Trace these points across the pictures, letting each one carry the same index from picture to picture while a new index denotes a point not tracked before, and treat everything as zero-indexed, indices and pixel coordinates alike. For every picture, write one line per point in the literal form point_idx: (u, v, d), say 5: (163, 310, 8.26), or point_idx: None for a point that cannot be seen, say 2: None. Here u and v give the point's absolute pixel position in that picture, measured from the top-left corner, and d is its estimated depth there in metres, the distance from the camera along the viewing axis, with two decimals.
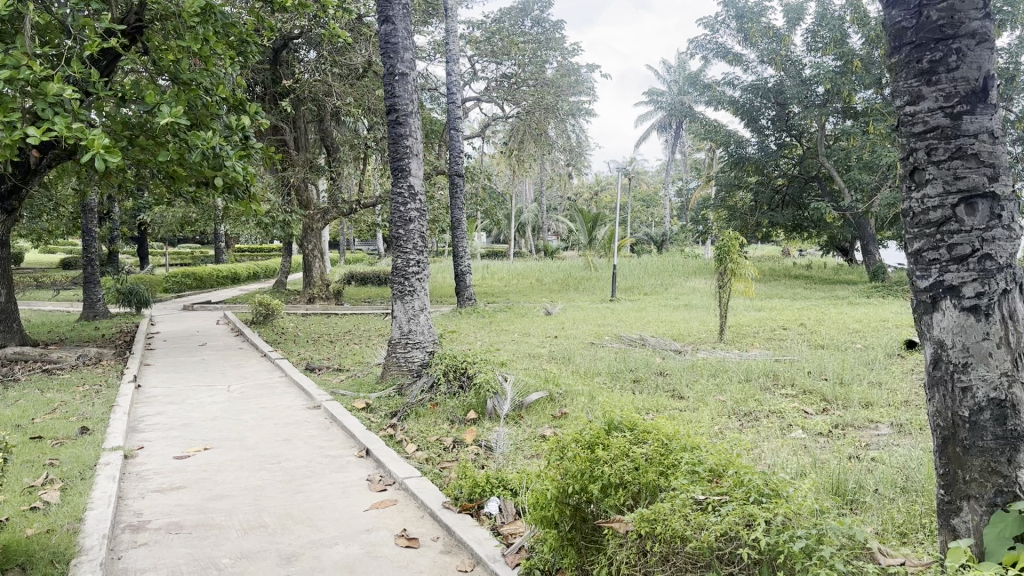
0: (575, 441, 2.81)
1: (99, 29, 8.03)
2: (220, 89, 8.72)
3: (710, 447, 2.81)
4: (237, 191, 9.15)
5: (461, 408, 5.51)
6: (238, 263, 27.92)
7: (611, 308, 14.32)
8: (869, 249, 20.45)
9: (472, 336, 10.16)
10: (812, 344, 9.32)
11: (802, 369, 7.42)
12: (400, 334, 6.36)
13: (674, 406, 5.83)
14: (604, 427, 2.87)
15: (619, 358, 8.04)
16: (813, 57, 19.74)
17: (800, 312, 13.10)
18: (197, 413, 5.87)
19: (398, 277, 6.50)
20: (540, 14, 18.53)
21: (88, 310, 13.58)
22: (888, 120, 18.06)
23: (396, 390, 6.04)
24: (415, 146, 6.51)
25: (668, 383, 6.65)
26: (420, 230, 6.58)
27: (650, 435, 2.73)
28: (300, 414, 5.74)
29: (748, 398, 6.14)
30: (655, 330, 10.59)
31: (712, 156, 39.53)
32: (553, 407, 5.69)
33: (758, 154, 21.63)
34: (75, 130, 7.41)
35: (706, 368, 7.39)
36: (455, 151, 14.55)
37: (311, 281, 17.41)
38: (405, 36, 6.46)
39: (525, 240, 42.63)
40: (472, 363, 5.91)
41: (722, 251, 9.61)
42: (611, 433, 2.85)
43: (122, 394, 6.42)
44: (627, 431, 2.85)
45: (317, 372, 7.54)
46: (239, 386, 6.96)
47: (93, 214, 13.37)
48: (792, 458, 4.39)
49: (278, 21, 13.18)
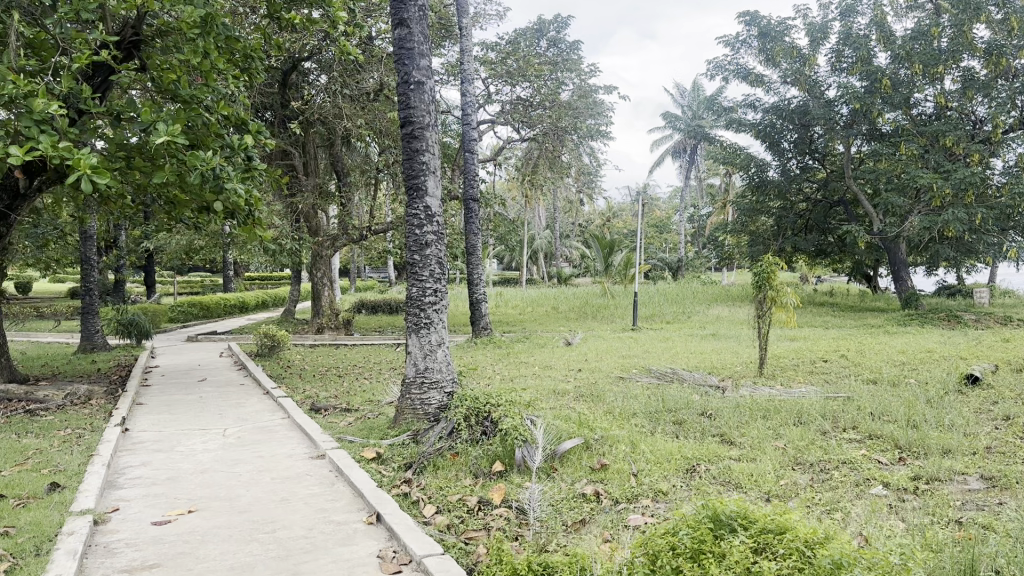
0: (675, 550, 2.54)
1: (91, 42, 7.47)
2: (220, 106, 8.07)
3: (862, 555, 2.48)
4: (239, 216, 8.51)
5: (485, 459, 4.80)
6: (247, 292, 27.39)
7: (635, 338, 13.61)
8: (900, 275, 19.45)
9: (491, 370, 9.46)
10: (862, 379, 8.58)
11: (860, 410, 6.68)
12: (415, 372, 5.67)
13: (729, 457, 5.13)
14: (712, 532, 2.61)
15: (653, 396, 7.32)
16: (838, 77, 19.17)
17: (837, 342, 12.32)
18: (186, 465, 5.18)
19: (413, 307, 5.82)
20: (556, 35, 18.03)
21: (87, 342, 12.98)
22: (920, 141, 17.34)
23: (411, 436, 5.33)
24: (432, 163, 5.85)
25: (715, 427, 5.93)
26: (437, 256, 5.90)
27: (782, 545, 2.45)
28: (300, 466, 5.03)
29: (811, 445, 5.44)
30: (686, 363, 9.88)
31: (728, 182, 38.90)
32: (590, 457, 4.98)
33: (780, 178, 21.00)
34: (62, 149, 6.81)
35: (755, 408, 6.66)
36: (470, 175, 13.94)
37: (320, 310, 16.76)
38: (421, 41, 5.85)
39: (538, 267, 42.02)
40: (497, 406, 5.20)
41: (761, 278, 8.89)
42: (720, 538, 2.59)
43: (105, 440, 5.74)
44: (749, 535, 2.56)
45: (323, 413, 6.83)
46: (237, 430, 6.26)
47: (92, 242, 12.77)
48: (887, 528, 3.69)
49: (287, 41, 12.66)
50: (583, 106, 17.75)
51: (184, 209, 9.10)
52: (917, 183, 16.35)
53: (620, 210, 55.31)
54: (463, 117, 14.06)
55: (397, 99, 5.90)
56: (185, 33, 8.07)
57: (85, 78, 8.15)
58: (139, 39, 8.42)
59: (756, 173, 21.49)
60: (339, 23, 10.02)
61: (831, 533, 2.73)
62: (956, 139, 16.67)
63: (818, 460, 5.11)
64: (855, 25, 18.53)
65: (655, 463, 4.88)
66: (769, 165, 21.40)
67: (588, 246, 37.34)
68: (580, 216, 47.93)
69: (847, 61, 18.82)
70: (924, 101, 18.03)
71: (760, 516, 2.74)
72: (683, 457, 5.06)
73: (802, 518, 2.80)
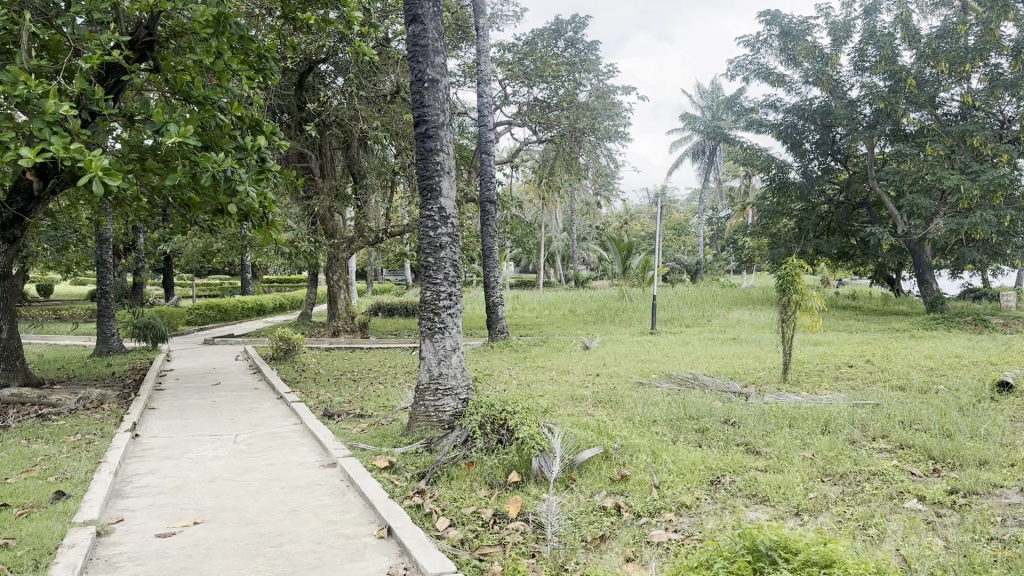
0: None
1: (104, 42, 7.38)
2: (233, 107, 7.96)
3: None
4: (253, 218, 8.41)
5: (500, 468, 4.64)
6: (264, 294, 27.41)
7: (654, 341, 13.40)
8: (925, 278, 19.07)
9: (508, 375, 9.30)
10: (890, 385, 8.33)
11: (889, 418, 6.46)
12: (429, 378, 5.51)
13: (754, 469, 4.94)
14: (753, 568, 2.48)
15: (674, 402, 7.13)
16: (860, 77, 18.87)
17: (863, 347, 12.05)
18: (195, 473, 5.05)
19: (427, 311, 5.66)
20: (574, 35, 17.76)
21: (103, 345, 12.94)
22: (946, 141, 16.99)
23: (425, 445, 5.17)
24: (447, 163, 5.70)
25: (740, 436, 5.74)
26: (452, 259, 5.73)
27: None
28: (311, 474, 4.88)
29: (840, 457, 5.23)
30: (708, 368, 9.67)
31: (747, 184, 38.52)
32: (610, 467, 4.80)
33: (802, 179, 20.72)
34: (73, 151, 6.71)
35: (781, 415, 6.45)
36: (486, 177, 13.80)
37: (336, 313, 16.66)
38: (435, 38, 5.71)
39: (555, 269, 41.83)
40: (514, 413, 5.04)
41: (786, 281, 8.67)
42: None
43: (113, 446, 5.64)
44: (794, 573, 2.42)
45: (336, 419, 6.69)
46: (248, 436, 6.14)
47: (108, 245, 12.72)
48: (927, 548, 3.48)
49: (303, 42, 12.58)
50: (601, 107, 17.49)
51: (198, 211, 9.02)
52: (944, 184, 16.00)
53: (638, 212, 55.00)
54: (479, 118, 13.92)
55: (411, 98, 5.75)
56: (198, 34, 7.99)
57: (98, 80, 8.06)
58: (152, 40, 8.32)
59: (777, 174, 21.20)
60: (355, 24, 9.90)
61: (878, 564, 2.60)
62: (984, 139, 16.30)
63: (849, 472, 4.91)
64: (878, 24, 18.22)
65: (678, 474, 4.70)
66: (790, 166, 21.12)
67: (606, 249, 37.09)
68: (598, 218, 47.69)
69: (870, 61, 18.51)
70: (950, 100, 17.69)
71: (803, 545, 2.61)
72: (706, 468, 4.87)
73: (848, 546, 2.67)
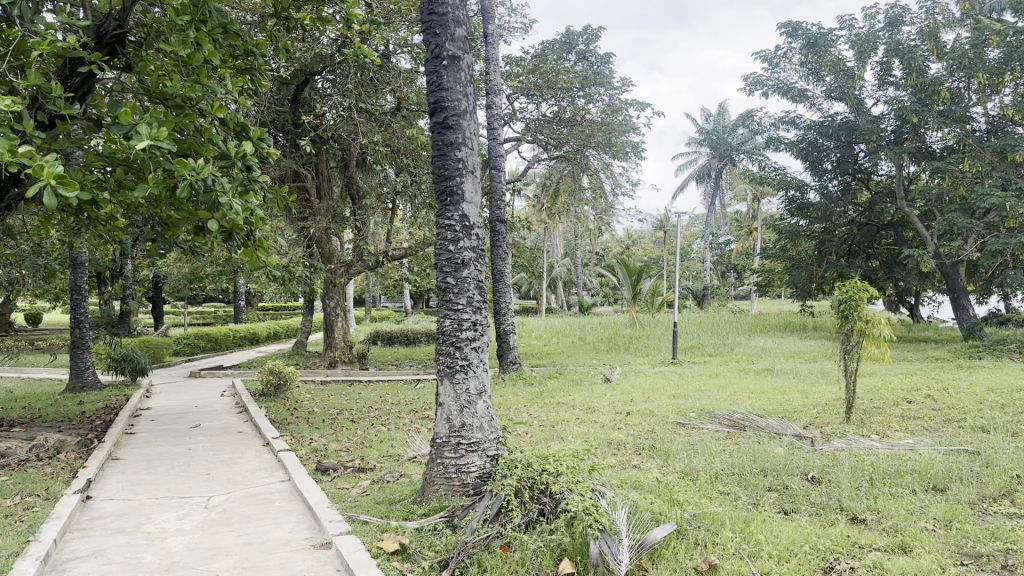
0: None
1: (62, 31, 6.28)
2: (216, 109, 6.87)
3: None
4: (237, 238, 7.29)
5: (547, 554, 3.53)
6: (259, 322, 26.29)
7: (680, 373, 12.28)
8: (959, 303, 17.94)
9: (528, 416, 8.12)
10: (972, 426, 7.21)
11: (999, 469, 5.30)
12: (449, 430, 4.41)
13: (873, 550, 3.82)
14: None
15: (736, 452, 5.95)
16: (885, 92, 17.98)
17: (911, 379, 10.87)
18: (149, 557, 3.90)
19: (446, 345, 4.55)
20: (585, 48, 16.86)
21: (76, 380, 11.80)
22: (983, 156, 15.95)
23: (445, 517, 4.02)
24: (470, 160, 4.64)
25: (833, 500, 4.62)
26: (476, 279, 4.64)
27: None
28: (300, 562, 3.74)
29: (972, 528, 4.10)
30: (753, 404, 8.57)
31: (754, 207, 37.61)
32: (691, 550, 3.68)
33: (821, 200, 19.77)
34: (20, 154, 5.57)
35: (871, 469, 5.30)
36: (496, 195, 12.78)
37: (332, 342, 15.48)
38: (455, 6, 4.67)
39: (558, 295, 40.82)
40: (558, 476, 3.95)
41: (847, 307, 7.66)
42: None
43: (55, 516, 4.51)
44: None
45: (332, 475, 5.54)
46: (224, 500, 5.00)
47: (83, 269, 11.56)
48: None
49: (297, 49, 11.57)
50: (614, 123, 16.35)
51: (175, 229, 7.94)
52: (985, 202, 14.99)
53: (641, 238, 54.22)
54: (488, 133, 12.89)
55: (425, 82, 4.71)
56: (177, 26, 6.93)
57: (61, 79, 6.97)
58: (124, 34, 7.25)
59: (795, 194, 20.27)
60: (355, 23, 8.90)
61: None
62: None
63: (994, 552, 3.78)
64: (902, 36, 17.30)
65: (781, 561, 3.59)
66: (809, 186, 20.17)
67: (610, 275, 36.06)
68: (601, 243, 46.77)
69: (896, 74, 17.60)
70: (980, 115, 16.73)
71: None
72: (812, 549, 3.77)
73: None
